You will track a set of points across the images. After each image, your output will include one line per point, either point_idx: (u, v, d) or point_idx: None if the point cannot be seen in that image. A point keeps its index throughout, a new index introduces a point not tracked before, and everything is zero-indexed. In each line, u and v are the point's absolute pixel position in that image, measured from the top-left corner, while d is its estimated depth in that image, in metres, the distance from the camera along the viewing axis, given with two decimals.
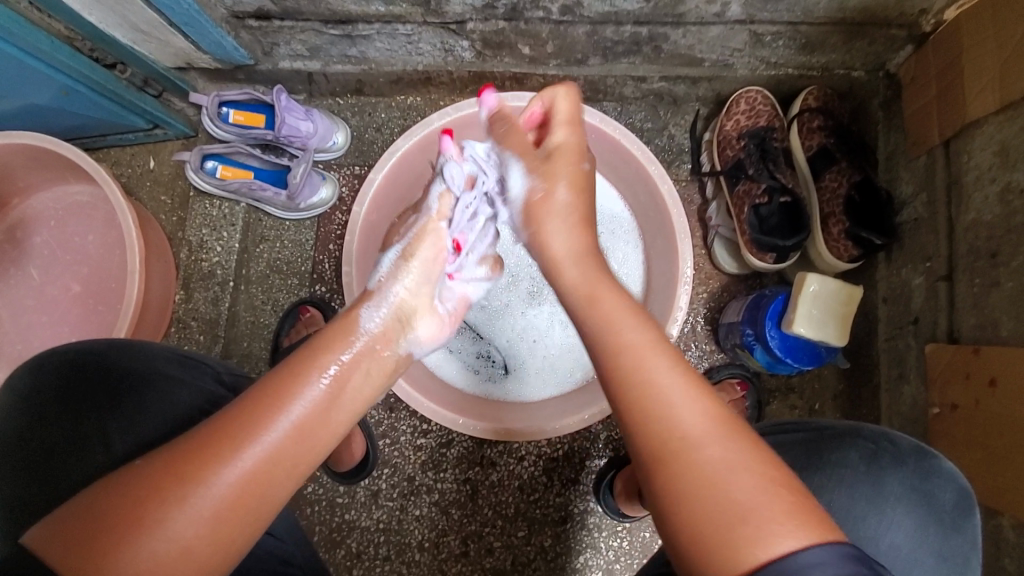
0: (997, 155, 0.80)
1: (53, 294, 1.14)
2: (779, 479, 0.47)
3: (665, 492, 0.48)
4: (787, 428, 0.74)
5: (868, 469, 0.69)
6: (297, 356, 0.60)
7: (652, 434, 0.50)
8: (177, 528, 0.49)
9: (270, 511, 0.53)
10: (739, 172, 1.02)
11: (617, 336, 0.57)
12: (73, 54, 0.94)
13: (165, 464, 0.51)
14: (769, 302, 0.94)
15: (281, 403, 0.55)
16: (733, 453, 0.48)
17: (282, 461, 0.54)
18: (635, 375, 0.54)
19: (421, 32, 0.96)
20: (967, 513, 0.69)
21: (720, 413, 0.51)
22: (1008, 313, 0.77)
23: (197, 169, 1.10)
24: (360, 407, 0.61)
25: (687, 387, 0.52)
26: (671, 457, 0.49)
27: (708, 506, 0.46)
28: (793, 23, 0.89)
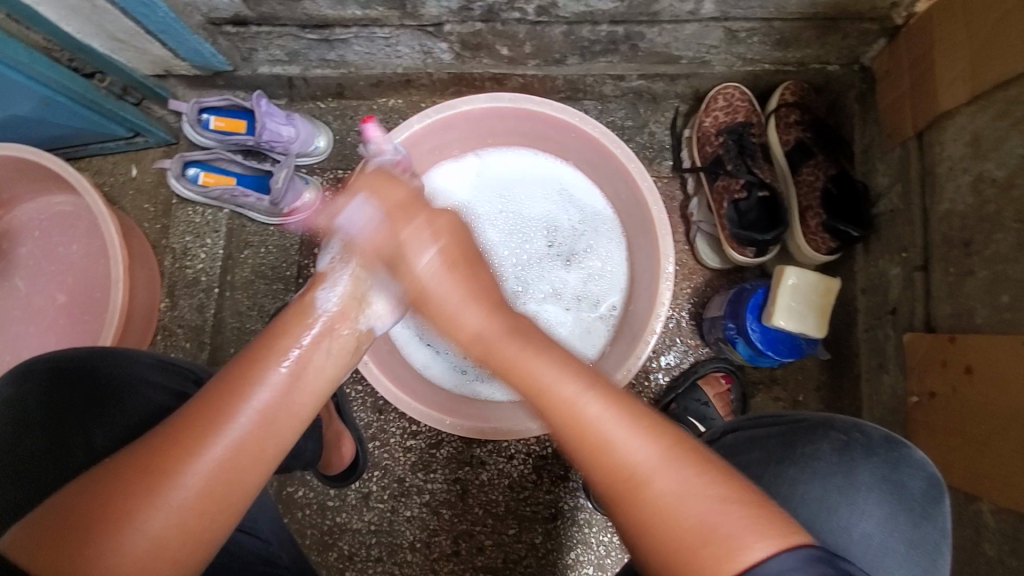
0: (968, 146, 0.81)
1: (39, 304, 1.13)
2: (734, 484, 0.50)
3: (632, 517, 0.51)
4: (757, 420, 0.75)
5: (839, 458, 0.70)
6: (256, 344, 0.60)
7: (608, 465, 0.53)
8: (148, 522, 0.49)
9: (240, 501, 0.54)
10: (718, 168, 1.03)
11: (548, 388, 0.57)
12: (52, 64, 0.94)
13: (133, 460, 0.52)
14: (751, 296, 0.95)
15: (242, 391, 0.55)
16: (693, 478, 0.50)
17: (248, 450, 0.54)
18: (580, 413, 0.55)
19: (399, 35, 0.96)
20: (937, 500, 0.70)
21: (676, 437, 0.53)
22: (982, 301, 0.78)
23: (179, 176, 1.10)
24: (326, 389, 0.61)
25: (627, 418, 0.54)
26: (633, 487, 0.51)
27: (673, 527, 0.49)
28: (767, 20, 0.90)
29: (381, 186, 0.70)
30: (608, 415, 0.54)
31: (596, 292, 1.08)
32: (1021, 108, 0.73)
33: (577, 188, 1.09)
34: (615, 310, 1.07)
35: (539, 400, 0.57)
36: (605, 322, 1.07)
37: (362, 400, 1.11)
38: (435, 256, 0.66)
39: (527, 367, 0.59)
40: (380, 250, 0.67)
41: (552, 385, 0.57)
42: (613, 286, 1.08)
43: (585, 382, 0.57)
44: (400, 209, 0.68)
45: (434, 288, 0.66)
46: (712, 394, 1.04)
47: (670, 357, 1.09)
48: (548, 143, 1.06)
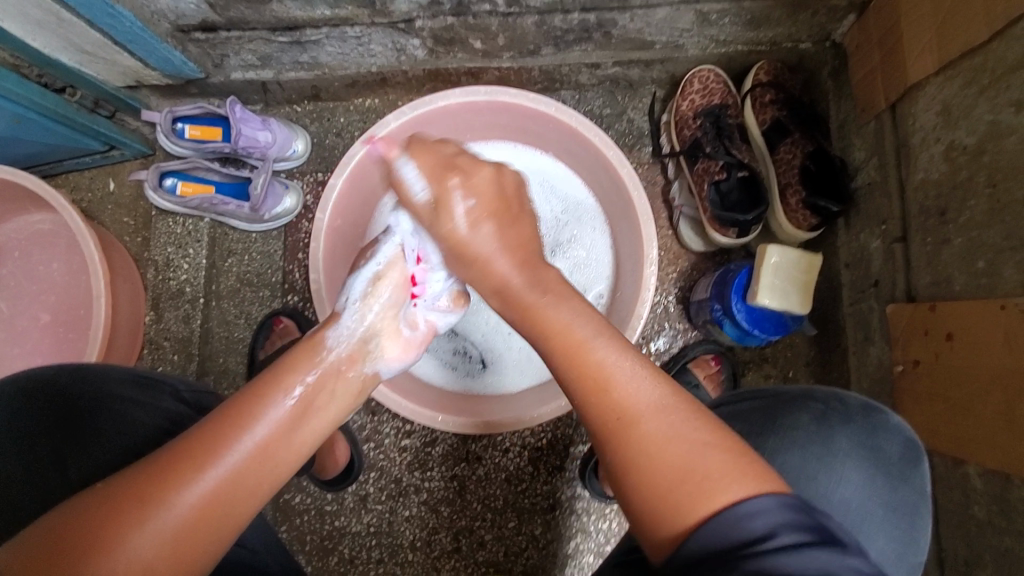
0: (939, 116, 0.82)
1: (23, 325, 1.12)
2: (721, 433, 0.51)
3: (619, 447, 0.52)
4: (736, 400, 0.75)
5: (818, 427, 0.71)
6: (262, 378, 0.61)
7: (607, 402, 0.54)
8: (137, 547, 0.49)
9: (231, 530, 0.54)
10: (697, 151, 1.04)
11: (565, 326, 0.59)
12: (21, 81, 0.93)
13: (128, 484, 0.51)
14: (735, 276, 0.95)
15: (245, 424, 0.56)
16: (685, 421, 0.51)
17: (244, 480, 0.54)
18: (590, 354, 0.56)
19: (370, 33, 0.96)
20: (915, 463, 0.71)
21: (677, 390, 0.54)
22: (960, 268, 0.79)
23: (156, 187, 1.09)
24: (325, 429, 0.62)
25: (636, 362, 0.56)
26: (623, 423, 0.53)
27: (655, 463, 0.50)
28: (737, 0, 0.90)
29: (426, 148, 0.71)
30: (618, 361, 0.56)
31: (583, 281, 1.08)
32: (987, 75, 0.74)
33: (558, 179, 1.09)
34: (602, 299, 1.07)
35: (551, 339, 0.59)
36: None
37: (355, 403, 1.11)
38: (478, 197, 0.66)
39: (546, 310, 0.60)
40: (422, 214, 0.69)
41: (569, 325, 0.59)
42: (598, 275, 1.08)
43: (601, 331, 0.58)
44: (441, 167, 0.69)
45: (472, 241, 0.65)
46: (702, 376, 1.05)
47: (660, 342, 1.10)
48: (526, 135, 1.06)
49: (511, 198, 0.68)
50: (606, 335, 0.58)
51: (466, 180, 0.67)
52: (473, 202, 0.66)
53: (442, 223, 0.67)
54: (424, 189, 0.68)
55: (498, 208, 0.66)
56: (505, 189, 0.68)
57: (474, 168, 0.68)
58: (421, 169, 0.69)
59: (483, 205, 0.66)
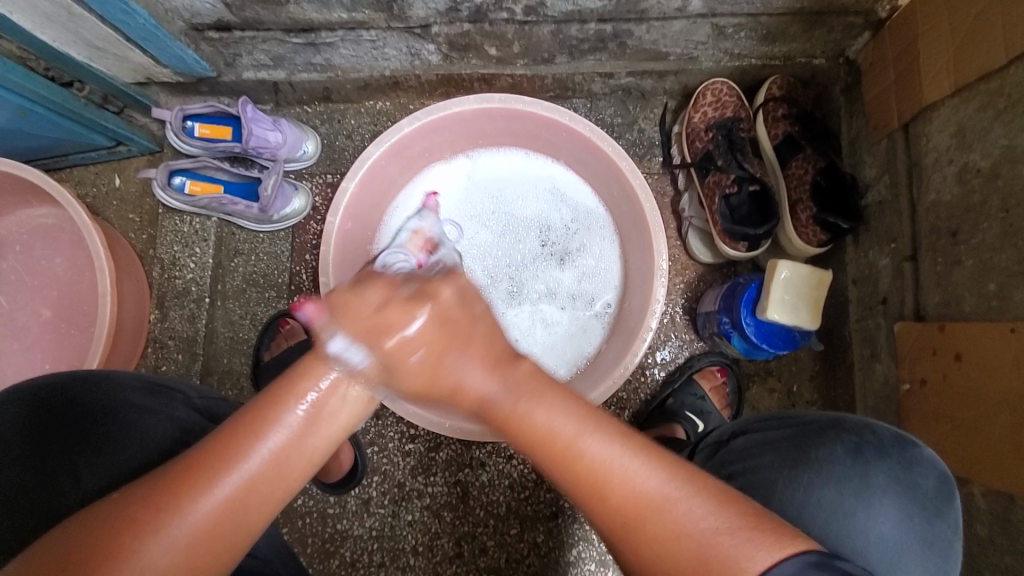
0: (953, 137, 0.82)
1: (23, 320, 1.11)
2: (732, 502, 0.52)
3: (634, 550, 0.52)
4: (770, 426, 0.76)
5: (853, 460, 0.72)
6: (276, 385, 0.56)
7: (607, 514, 0.53)
8: (151, 559, 0.49)
9: (246, 538, 0.54)
10: (709, 163, 1.04)
11: (540, 428, 0.55)
12: (29, 74, 0.91)
13: (141, 495, 0.51)
14: (744, 290, 0.96)
15: (258, 429, 0.54)
16: (693, 505, 0.51)
17: (256, 490, 0.53)
18: (580, 463, 0.54)
19: (386, 37, 0.96)
20: (948, 499, 0.71)
21: (675, 466, 0.54)
22: (970, 290, 0.80)
23: (164, 185, 1.08)
24: (341, 435, 0.58)
25: (634, 452, 0.54)
26: (630, 527, 0.52)
27: (674, 562, 0.50)
28: (754, 15, 0.91)
29: (350, 304, 0.57)
30: (612, 463, 0.53)
31: (591, 290, 1.08)
32: (1003, 99, 0.74)
33: (569, 187, 1.09)
34: (610, 308, 1.07)
35: (534, 444, 0.56)
36: (600, 321, 1.07)
37: None
38: (423, 325, 0.57)
39: (524, 416, 0.56)
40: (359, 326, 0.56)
41: (551, 425, 0.55)
42: (607, 284, 1.08)
43: (588, 426, 0.55)
44: (379, 283, 0.60)
45: (441, 376, 0.58)
46: (708, 387, 1.05)
47: (666, 352, 1.10)
48: (538, 142, 1.06)
49: (455, 324, 0.59)
50: (574, 418, 0.55)
51: (410, 296, 0.59)
52: (422, 350, 0.57)
53: (395, 356, 0.57)
54: (359, 353, 0.56)
55: (446, 342, 0.58)
56: (451, 308, 0.60)
57: (410, 307, 0.57)
58: (347, 330, 0.56)
59: (428, 333, 0.57)
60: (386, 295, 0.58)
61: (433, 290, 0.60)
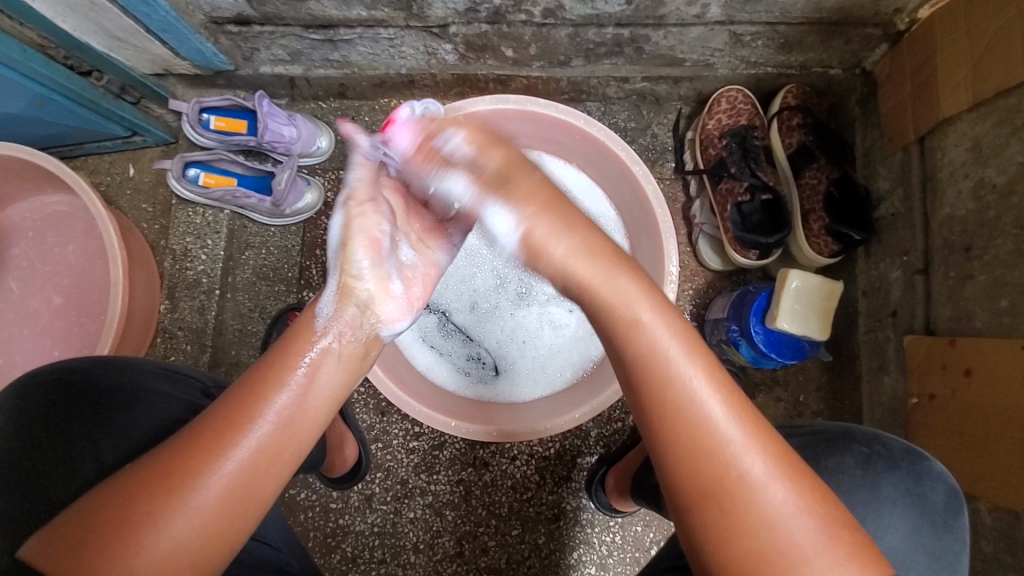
0: (970, 151, 0.82)
1: (35, 306, 1.12)
2: (825, 510, 0.49)
3: (713, 531, 0.50)
4: (784, 434, 0.76)
5: (863, 472, 0.71)
6: (273, 352, 0.59)
7: (714, 458, 0.51)
8: (166, 524, 0.50)
9: (258, 502, 0.54)
10: (722, 171, 1.04)
11: (673, 365, 0.54)
12: (47, 62, 0.93)
13: (151, 463, 0.52)
14: (755, 298, 0.96)
15: (264, 392, 0.56)
16: (787, 497, 0.49)
17: (268, 451, 0.54)
18: (696, 408, 0.52)
19: (404, 36, 0.96)
20: (957, 512, 0.71)
21: (780, 455, 0.51)
22: (982, 305, 0.80)
23: (179, 177, 1.09)
24: (339, 394, 0.60)
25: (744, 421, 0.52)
26: (737, 485, 0.50)
27: (754, 530, 0.48)
28: (772, 24, 0.90)
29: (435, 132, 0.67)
30: (726, 417, 0.52)
31: None
32: (1020, 116, 0.74)
33: (580, 191, 1.09)
34: None
35: (654, 379, 0.54)
36: None
37: (365, 401, 1.11)
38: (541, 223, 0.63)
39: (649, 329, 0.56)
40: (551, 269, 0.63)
41: (677, 371, 0.54)
42: None
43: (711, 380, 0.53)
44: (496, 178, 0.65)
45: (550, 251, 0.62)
46: None
47: None
48: (552, 145, 1.06)
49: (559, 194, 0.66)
50: (702, 366, 0.54)
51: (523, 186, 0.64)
52: (568, 242, 0.62)
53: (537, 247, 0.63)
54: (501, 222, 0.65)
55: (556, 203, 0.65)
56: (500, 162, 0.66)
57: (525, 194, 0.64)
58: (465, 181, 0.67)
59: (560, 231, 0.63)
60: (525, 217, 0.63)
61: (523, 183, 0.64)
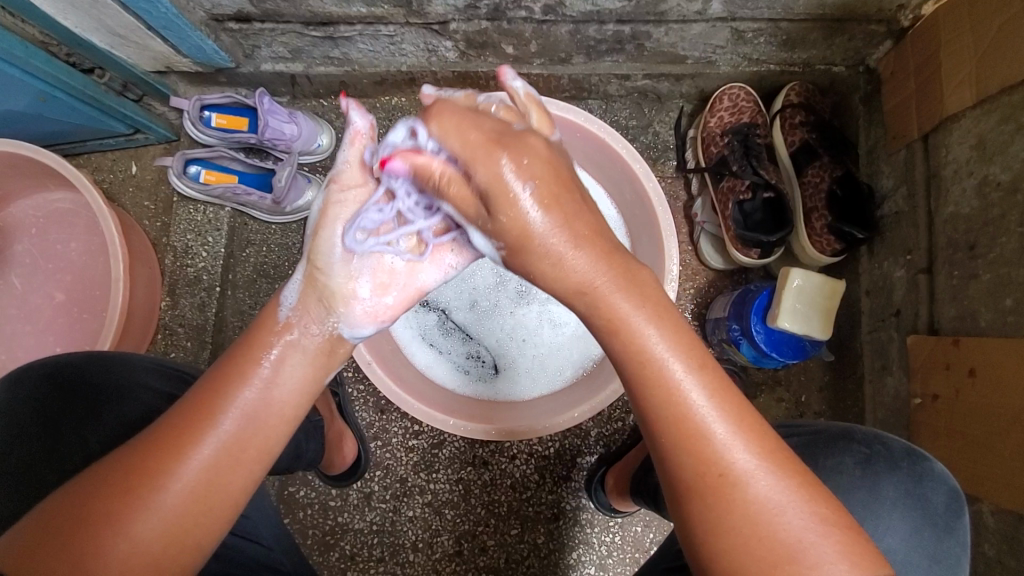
0: (974, 149, 0.81)
1: (37, 302, 1.12)
2: (813, 500, 0.49)
3: (706, 524, 0.50)
4: (783, 432, 0.76)
5: (862, 473, 0.71)
6: (237, 348, 0.59)
7: (700, 455, 0.50)
8: (129, 522, 0.50)
9: (228, 500, 0.54)
10: (723, 168, 1.03)
11: (660, 362, 0.52)
12: (50, 59, 0.93)
13: (119, 463, 0.52)
14: (756, 298, 0.95)
15: (227, 391, 0.55)
16: (776, 485, 0.49)
17: (234, 448, 0.54)
18: (684, 404, 0.51)
19: (404, 33, 0.96)
20: (958, 514, 0.70)
21: (766, 442, 0.51)
22: (986, 305, 0.79)
23: (180, 174, 1.09)
24: (311, 387, 0.60)
25: (730, 411, 0.51)
26: (723, 482, 0.49)
27: (741, 526, 0.48)
28: (774, 20, 0.90)
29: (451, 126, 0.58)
30: (713, 414, 0.51)
31: None
32: None
33: None
34: None
35: (643, 365, 0.53)
36: None
37: (364, 399, 1.11)
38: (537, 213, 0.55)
39: (636, 327, 0.53)
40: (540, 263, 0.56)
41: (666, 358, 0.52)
42: None
43: (698, 366, 0.53)
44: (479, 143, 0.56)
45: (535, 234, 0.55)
46: None
47: None
48: None
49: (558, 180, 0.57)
50: (693, 361, 0.53)
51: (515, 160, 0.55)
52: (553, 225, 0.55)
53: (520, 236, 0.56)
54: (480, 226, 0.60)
55: (556, 192, 0.56)
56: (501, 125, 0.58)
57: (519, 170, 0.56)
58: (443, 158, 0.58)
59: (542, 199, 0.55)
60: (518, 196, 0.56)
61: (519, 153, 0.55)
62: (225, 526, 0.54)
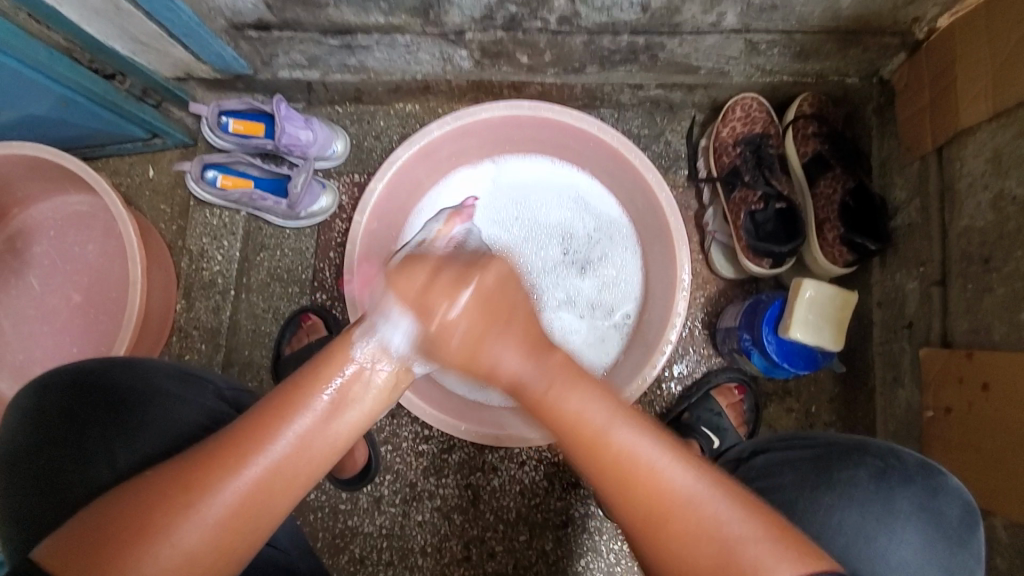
0: (989, 162, 0.81)
1: (54, 303, 1.14)
2: (758, 512, 0.53)
3: (658, 549, 0.52)
4: (793, 444, 0.77)
5: (877, 486, 0.71)
6: (303, 371, 0.60)
7: (640, 490, 0.53)
8: (181, 535, 0.51)
9: (274, 520, 0.55)
10: (735, 178, 1.04)
11: (579, 416, 0.56)
12: (72, 65, 0.94)
13: (173, 474, 0.53)
14: (767, 308, 0.95)
15: (286, 414, 0.56)
16: (722, 506, 0.52)
17: (284, 473, 0.55)
18: (612, 451, 0.54)
19: (420, 42, 0.97)
20: (973, 527, 0.70)
21: (700, 464, 0.55)
22: (1001, 318, 0.78)
23: (197, 178, 1.11)
24: (363, 421, 0.60)
25: (660, 448, 0.55)
26: (665, 513, 0.52)
27: (691, 548, 0.51)
28: (788, 32, 0.90)
29: (403, 276, 0.65)
30: (642, 448, 0.54)
31: (610, 300, 1.08)
32: None
33: (592, 196, 1.09)
34: (629, 319, 1.07)
35: (568, 431, 0.57)
36: (619, 331, 1.07)
37: None
38: (466, 309, 0.61)
39: (556, 403, 0.57)
40: (454, 359, 0.62)
41: (583, 413, 0.56)
42: (628, 295, 1.08)
43: (617, 414, 0.56)
44: (447, 283, 0.62)
45: (495, 363, 0.60)
46: (725, 404, 1.04)
47: (683, 365, 1.10)
48: (565, 150, 1.06)
49: (503, 296, 0.63)
50: (631, 425, 0.56)
51: (477, 280, 0.62)
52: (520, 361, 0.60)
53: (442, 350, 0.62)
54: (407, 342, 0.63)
55: (499, 316, 0.62)
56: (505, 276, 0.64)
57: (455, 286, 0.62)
58: (403, 301, 0.63)
59: (470, 315, 0.61)
60: (450, 300, 0.61)
61: (480, 275, 0.63)
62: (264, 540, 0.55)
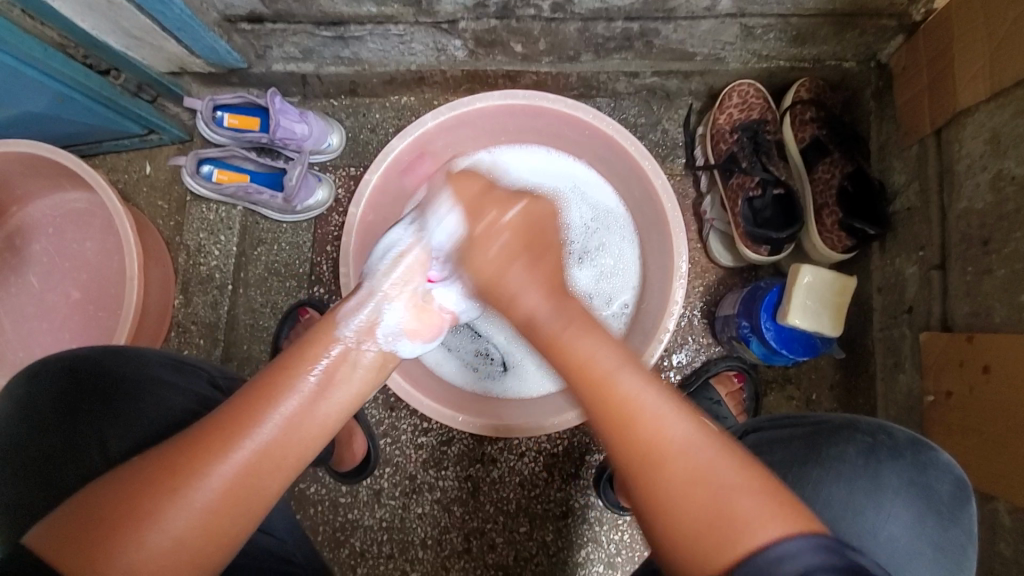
0: (988, 143, 0.80)
1: (53, 300, 1.14)
2: (755, 470, 0.52)
3: (648, 490, 0.52)
4: (777, 425, 0.76)
5: (864, 461, 0.70)
6: (286, 355, 0.61)
7: (629, 439, 0.54)
8: (169, 520, 0.50)
9: (264, 504, 0.55)
10: (733, 165, 1.02)
11: (586, 355, 0.59)
12: (66, 61, 0.94)
13: (159, 463, 0.53)
14: (765, 294, 0.95)
15: (271, 397, 0.57)
16: (717, 459, 0.52)
17: (272, 455, 0.55)
18: (617, 385, 0.56)
19: (413, 32, 0.96)
20: (964, 503, 0.70)
21: (700, 421, 0.55)
22: (1001, 300, 0.78)
23: (193, 173, 1.11)
24: (350, 403, 0.61)
25: (660, 393, 0.56)
26: (655, 460, 0.52)
27: (686, 495, 0.51)
28: (784, 15, 0.89)
29: (477, 246, 0.70)
30: (642, 391, 0.56)
31: (608, 290, 1.07)
32: None
33: (589, 186, 1.09)
34: (627, 308, 1.07)
35: (574, 370, 0.59)
36: (617, 321, 1.06)
37: (374, 397, 1.12)
38: (512, 223, 0.71)
39: (568, 342, 0.60)
40: (485, 271, 0.69)
41: (592, 355, 0.59)
42: (625, 284, 1.07)
43: (625, 362, 0.58)
44: (477, 203, 0.73)
45: (503, 277, 0.68)
46: (725, 393, 1.04)
47: (682, 355, 1.09)
48: (561, 140, 1.05)
49: (540, 229, 0.71)
50: (643, 375, 0.58)
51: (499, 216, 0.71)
52: (541, 295, 0.65)
53: (474, 254, 0.70)
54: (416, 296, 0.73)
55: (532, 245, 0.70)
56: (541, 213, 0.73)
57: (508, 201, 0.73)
58: (460, 204, 0.74)
59: (514, 231, 0.70)
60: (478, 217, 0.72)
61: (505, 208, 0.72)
62: (254, 527, 0.55)
